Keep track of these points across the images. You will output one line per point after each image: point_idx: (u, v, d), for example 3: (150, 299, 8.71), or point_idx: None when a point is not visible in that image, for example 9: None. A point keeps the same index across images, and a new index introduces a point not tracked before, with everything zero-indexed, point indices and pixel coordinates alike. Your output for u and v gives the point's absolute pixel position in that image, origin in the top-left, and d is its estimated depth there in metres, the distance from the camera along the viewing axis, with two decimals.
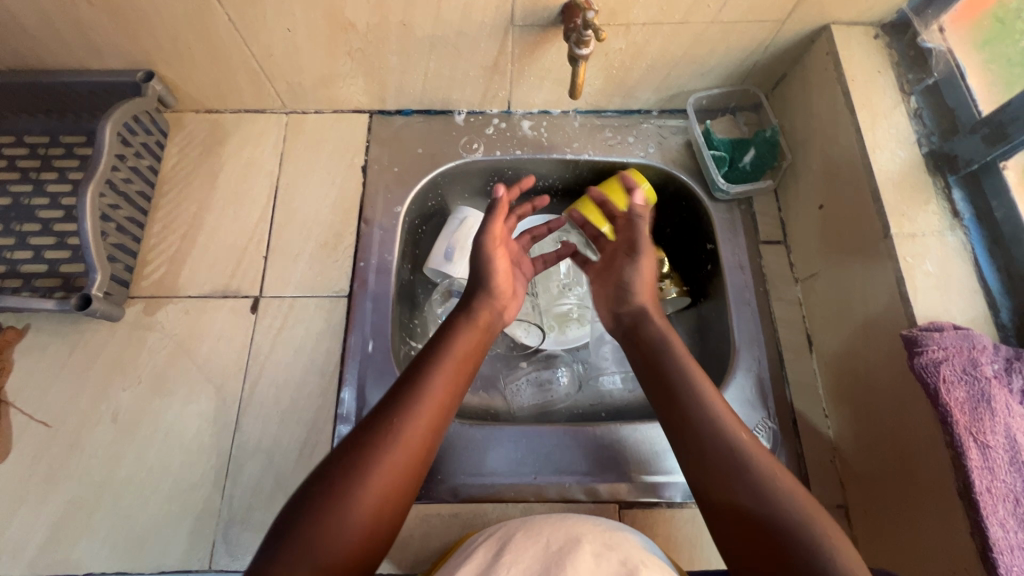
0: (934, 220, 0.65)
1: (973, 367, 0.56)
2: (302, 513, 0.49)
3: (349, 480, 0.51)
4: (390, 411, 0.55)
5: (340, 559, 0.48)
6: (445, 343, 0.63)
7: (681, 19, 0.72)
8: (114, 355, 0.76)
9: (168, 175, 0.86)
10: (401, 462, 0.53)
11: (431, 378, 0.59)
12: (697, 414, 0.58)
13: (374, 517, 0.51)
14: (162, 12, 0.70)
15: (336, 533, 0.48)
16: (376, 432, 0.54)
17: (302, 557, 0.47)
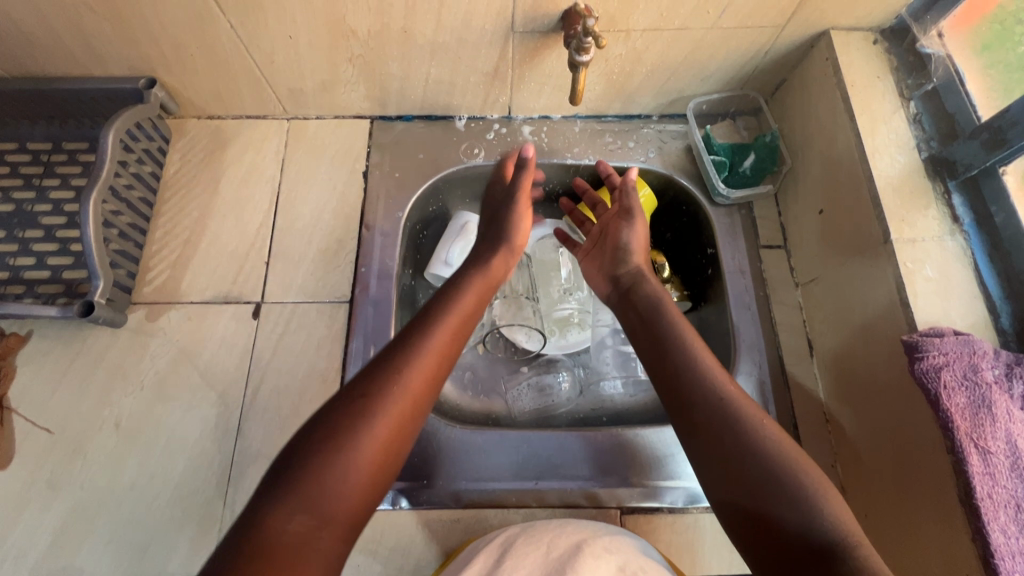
0: (933, 225, 0.65)
1: (973, 372, 0.56)
2: (295, 469, 0.48)
3: (352, 416, 0.51)
4: (387, 365, 0.56)
5: (337, 510, 0.48)
6: (447, 303, 0.65)
7: (681, 25, 0.73)
8: (116, 361, 0.76)
9: (170, 181, 0.87)
10: (398, 415, 0.53)
11: (429, 335, 0.60)
12: (696, 383, 0.59)
13: (371, 470, 0.51)
14: (164, 19, 0.71)
15: (337, 466, 0.49)
16: (374, 385, 0.54)
17: (298, 508, 0.46)
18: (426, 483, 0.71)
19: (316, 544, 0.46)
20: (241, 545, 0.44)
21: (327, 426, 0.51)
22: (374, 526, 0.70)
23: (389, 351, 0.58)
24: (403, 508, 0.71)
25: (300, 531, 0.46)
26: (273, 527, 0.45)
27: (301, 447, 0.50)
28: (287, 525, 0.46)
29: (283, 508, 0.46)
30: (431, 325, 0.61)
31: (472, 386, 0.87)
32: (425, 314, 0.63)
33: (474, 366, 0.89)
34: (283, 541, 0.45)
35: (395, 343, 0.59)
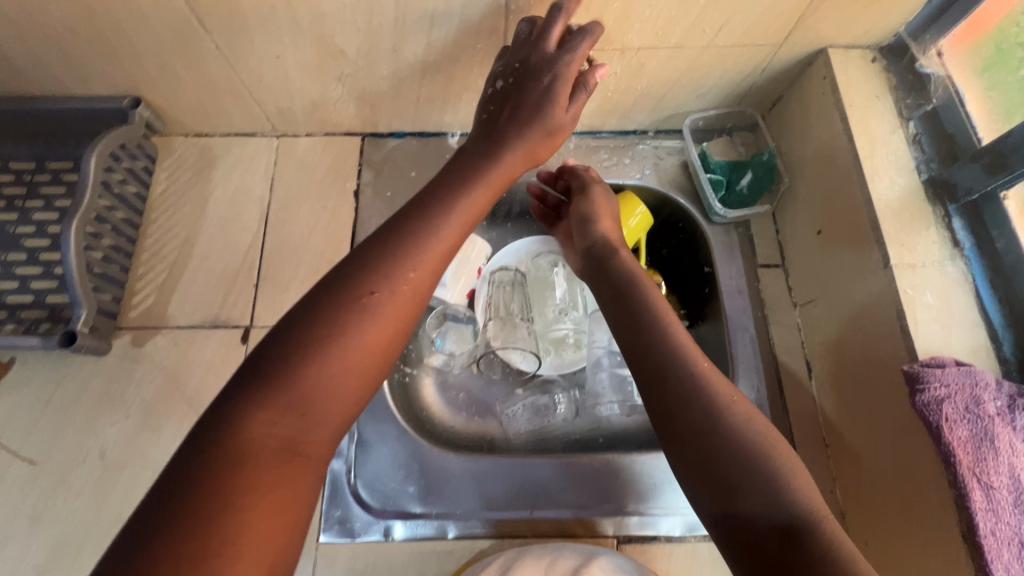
0: (934, 250, 0.64)
1: (976, 405, 0.55)
2: (274, 372, 0.43)
3: (341, 312, 0.46)
4: (382, 258, 0.49)
5: (323, 413, 0.44)
6: (451, 193, 0.57)
7: (676, 44, 0.71)
8: (101, 389, 0.74)
9: (157, 201, 0.85)
10: (394, 317, 0.48)
11: (430, 229, 0.52)
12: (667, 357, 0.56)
13: (360, 377, 0.46)
14: (147, 39, 0.69)
15: (325, 365, 0.44)
16: (369, 282, 0.48)
17: (284, 413, 0.42)
18: (420, 512, 0.70)
19: (302, 450, 0.43)
20: (216, 454, 0.40)
21: (310, 327, 0.45)
22: (367, 557, 0.68)
23: (383, 241, 0.51)
24: (395, 539, 0.69)
25: (284, 436, 0.42)
26: (252, 433, 0.41)
27: (280, 348, 0.44)
28: (269, 429, 0.42)
29: (263, 413, 0.42)
30: (434, 217, 0.54)
31: (467, 407, 0.86)
32: (424, 203, 0.55)
33: (469, 386, 0.87)
34: (265, 450, 0.41)
35: (390, 232, 0.51)
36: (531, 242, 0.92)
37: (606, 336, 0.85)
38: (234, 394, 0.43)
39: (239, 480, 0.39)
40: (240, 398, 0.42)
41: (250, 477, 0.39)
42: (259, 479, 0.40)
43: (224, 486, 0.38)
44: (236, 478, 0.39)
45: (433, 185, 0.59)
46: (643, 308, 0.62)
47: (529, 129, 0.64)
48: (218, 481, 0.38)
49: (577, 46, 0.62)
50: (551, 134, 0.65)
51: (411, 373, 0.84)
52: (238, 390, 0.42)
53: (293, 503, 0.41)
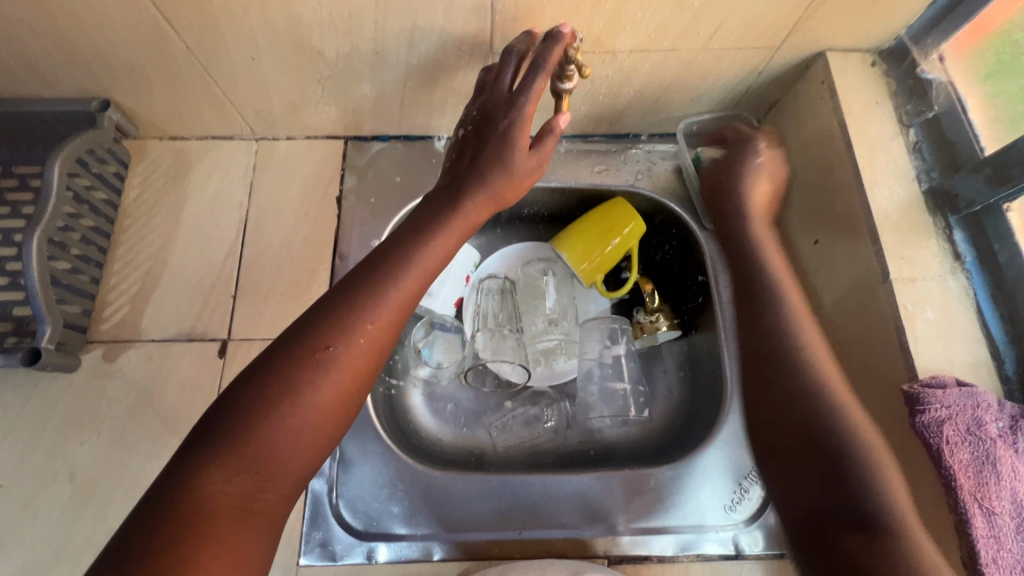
0: (934, 264, 0.62)
1: (977, 427, 0.53)
2: (230, 430, 0.43)
3: (297, 368, 0.46)
4: (340, 312, 0.49)
5: (280, 470, 0.45)
6: (416, 239, 0.56)
7: (670, 46, 0.69)
8: (70, 407, 0.71)
9: (130, 208, 0.81)
10: (350, 373, 0.48)
11: (392, 279, 0.52)
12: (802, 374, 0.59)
13: (315, 434, 0.46)
14: (113, 40, 0.65)
15: (280, 424, 0.44)
16: (326, 336, 0.48)
17: (238, 471, 0.43)
18: (404, 534, 0.68)
19: (258, 507, 0.44)
20: (171, 511, 0.40)
21: (267, 383, 0.45)
22: None
23: (343, 294, 0.51)
24: (379, 561, 0.67)
25: (239, 494, 0.43)
26: (207, 491, 0.42)
27: (237, 403, 0.45)
28: (226, 487, 0.42)
29: (218, 472, 0.42)
30: (397, 266, 0.53)
31: (455, 419, 0.83)
32: (388, 249, 0.55)
33: (457, 397, 0.84)
34: (220, 508, 0.42)
35: (351, 283, 0.51)
36: (524, 247, 0.90)
37: (597, 347, 0.83)
38: (193, 448, 0.43)
39: (193, 539, 0.39)
40: (198, 454, 0.43)
41: (202, 535, 0.40)
42: (213, 538, 0.40)
43: (176, 545, 0.39)
44: (189, 538, 0.39)
45: (399, 229, 0.58)
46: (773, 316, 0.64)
47: (491, 171, 0.61)
48: (174, 538, 0.39)
49: (531, 85, 0.60)
50: (516, 176, 0.62)
51: (397, 385, 0.82)
52: (195, 447, 0.43)
53: (245, 561, 0.42)
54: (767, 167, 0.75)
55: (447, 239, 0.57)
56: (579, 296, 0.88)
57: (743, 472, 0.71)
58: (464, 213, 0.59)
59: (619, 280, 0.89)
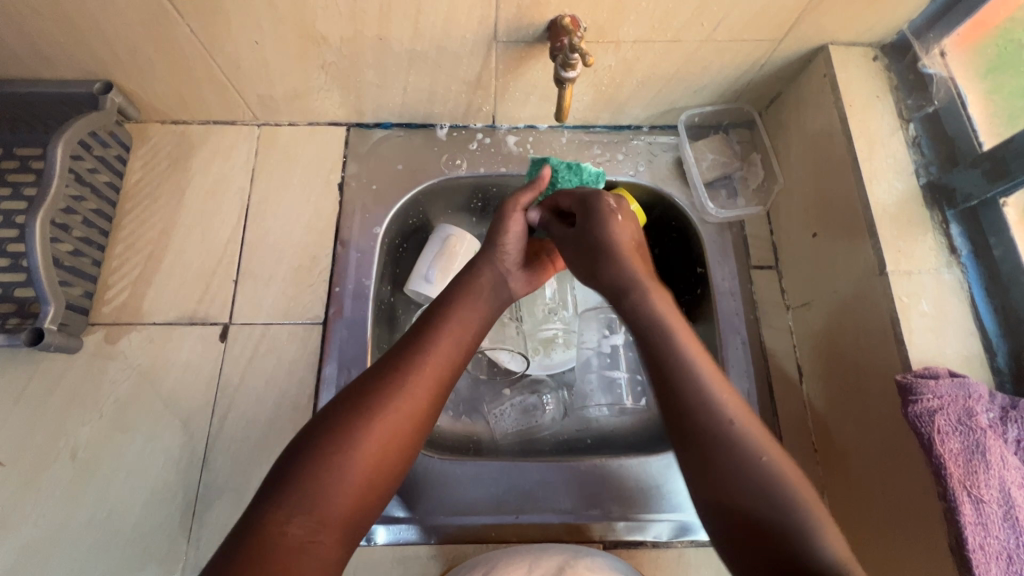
0: (931, 257, 0.63)
1: (968, 416, 0.54)
2: (293, 470, 0.48)
3: (356, 414, 0.51)
4: (393, 364, 0.55)
5: (336, 512, 0.47)
6: (455, 297, 0.62)
7: (674, 38, 0.69)
8: (73, 388, 0.71)
9: (132, 191, 0.81)
10: (398, 420, 0.52)
11: (439, 332, 0.58)
12: (693, 394, 0.52)
13: (370, 476, 0.49)
14: (115, 21, 0.65)
15: (339, 465, 0.48)
16: (380, 384, 0.53)
17: (298, 511, 0.46)
18: (403, 517, 0.68)
19: (312, 550, 0.45)
20: (239, 550, 0.44)
21: (326, 430, 0.50)
22: (349, 561, 0.67)
23: (400, 350, 0.56)
24: (378, 543, 0.68)
25: (297, 534, 0.45)
26: (269, 530, 0.45)
27: (302, 445, 0.49)
28: (288, 526, 0.45)
29: (279, 511, 0.46)
30: (442, 322, 0.59)
31: (454, 406, 0.84)
32: (436, 310, 0.61)
33: (456, 385, 0.85)
34: (280, 545, 0.44)
35: (406, 341, 0.57)
36: None
37: (595, 337, 0.83)
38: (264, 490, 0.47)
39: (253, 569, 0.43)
40: (269, 495, 0.47)
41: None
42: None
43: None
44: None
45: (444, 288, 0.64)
46: (666, 349, 0.55)
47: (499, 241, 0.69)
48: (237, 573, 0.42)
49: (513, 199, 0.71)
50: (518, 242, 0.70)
51: None
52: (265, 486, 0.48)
53: None
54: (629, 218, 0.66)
55: (484, 292, 0.64)
56: (578, 287, 0.89)
57: None
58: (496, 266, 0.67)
59: None
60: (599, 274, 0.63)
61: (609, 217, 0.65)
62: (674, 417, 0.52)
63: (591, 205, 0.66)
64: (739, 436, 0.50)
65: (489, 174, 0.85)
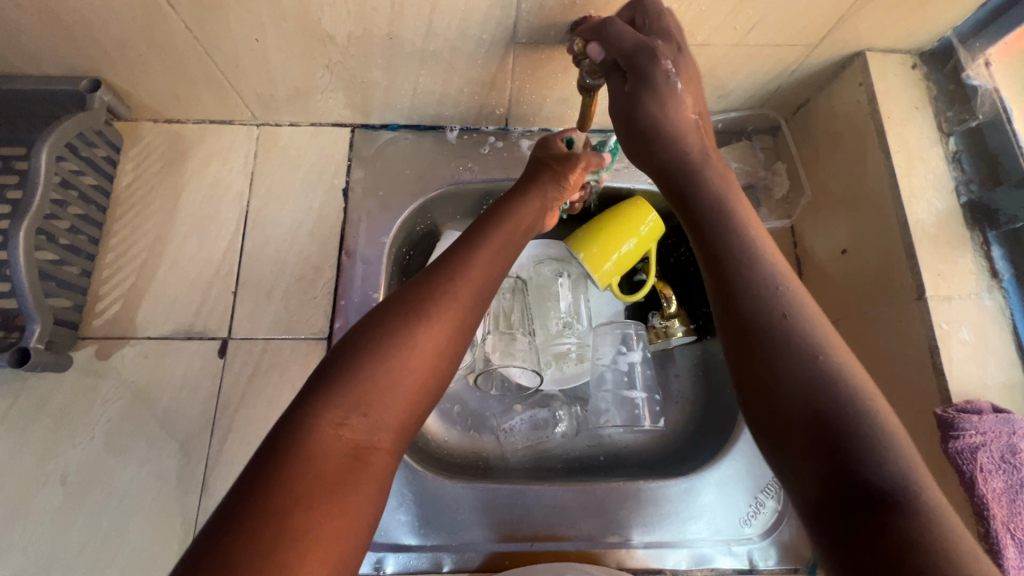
0: (971, 282, 0.60)
1: (1012, 454, 0.52)
2: (342, 372, 0.44)
3: (408, 315, 0.47)
4: (439, 271, 0.51)
5: (388, 415, 0.44)
6: (495, 216, 0.60)
7: (703, 41, 0.65)
8: (63, 406, 0.67)
9: (123, 195, 0.77)
10: (444, 328, 0.48)
11: (482, 246, 0.55)
12: (761, 292, 0.47)
13: (421, 378, 0.46)
14: (103, 15, 0.60)
15: (394, 365, 0.45)
16: (431, 291, 0.49)
17: (350, 413, 0.42)
18: (413, 545, 0.66)
19: (365, 455, 0.42)
20: (287, 454, 0.39)
21: (374, 336, 0.46)
22: None
23: (442, 259, 0.53)
24: (387, 572, 0.65)
25: (350, 438, 0.42)
26: (321, 432, 0.41)
27: (350, 349, 0.46)
28: (340, 430, 0.41)
29: (333, 412, 0.42)
30: (483, 238, 0.56)
31: (462, 421, 0.80)
32: (477, 227, 0.58)
33: (465, 398, 0.81)
34: (334, 451, 0.40)
35: (450, 253, 0.54)
36: (536, 246, 0.86)
37: (610, 353, 0.80)
38: (306, 395, 0.43)
39: (303, 475, 0.38)
40: (313, 396, 0.43)
41: (306, 486, 0.38)
42: (320, 484, 0.38)
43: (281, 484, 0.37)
44: (300, 483, 0.38)
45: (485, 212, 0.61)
46: (731, 241, 0.51)
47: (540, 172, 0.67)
48: (285, 478, 0.38)
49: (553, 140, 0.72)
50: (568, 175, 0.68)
51: None
52: (308, 391, 0.43)
53: (358, 510, 0.39)
54: (691, 93, 0.59)
55: (527, 218, 0.62)
56: (592, 298, 0.86)
57: (758, 486, 0.70)
58: (542, 195, 0.65)
59: (634, 282, 0.86)
60: (658, 159, 0.58)
61: (666, 90, 0.57)
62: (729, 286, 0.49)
63: (647, 72, 0.57)
64: (808, 334, 0.45)
65: (500, 180, 0.80)
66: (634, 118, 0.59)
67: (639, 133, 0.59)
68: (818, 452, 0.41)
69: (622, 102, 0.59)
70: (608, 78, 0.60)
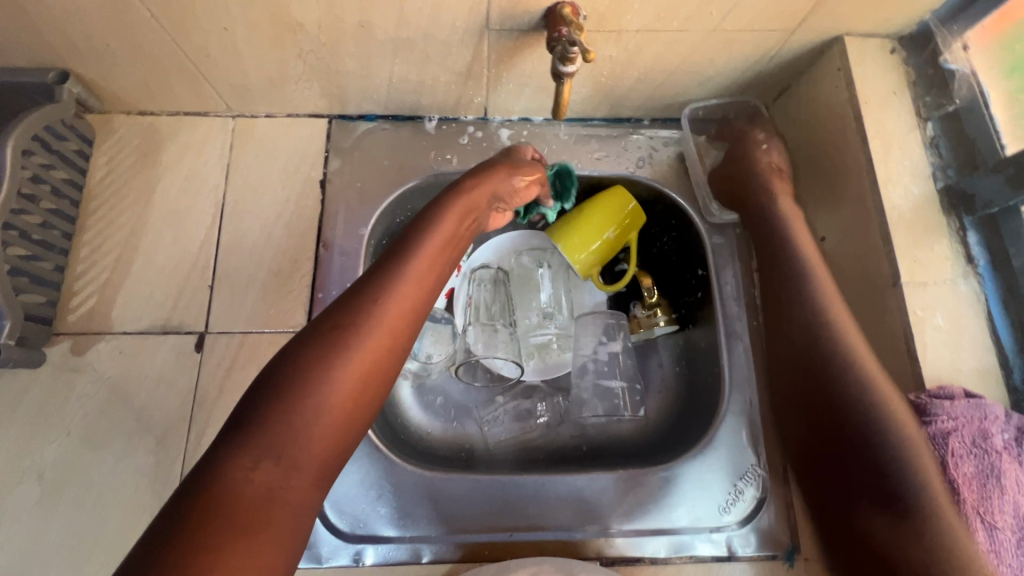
0: (947, 268, 0.60)
1: (983, 439, 0.53)
2: (258, 414, 0.43)
3: (329, 348, 0.47)
4: (364, 294, 0.51)
5: (307, 453, 0.44)
6: (427, 228, 0.58)
7: (679, 26, 0.64)
8: (37, 403, 0.67)
9: (97, 188, 0.76)
10: (369, 357, 0.48)
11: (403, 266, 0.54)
12: (839, 342, 0.59)
13: (342, 412, 0.46)
14: (66, 5, 0.59)
15: (312, 404, 0.45)
16: (349, 319, 0.49)
17: (266, 454, 0.42)
18: (393, 536, 0.66)
19: (282, 496, 0.42)
20: (197, 502, 0.39)
21: (292, 371, 0.46)
22: None
23: (364, 282, 0.52)
24: (367, 563, 0.65)
25: (264, 482, 0.41)
26: (233, 478, 0.41)
27: (267, 390, 0.45)
28: (253, 474, 0.41)
29: (245, 457, 0.41)
30: (408, 255, 0.55)
31: (444, 413, 0.80)
32: (402, 244, 0.57)
33: (447, 390, 0.81)
34: (246, 496, 0.40)
35: (372, 274, 0.53)
36: (517, 236, 0.86)
37: (591, 343, 0.80)
38: (223, 438, 0.43)
39: (217, 521, 0.38)
40: (229, 440, 0.42)
41: (217, 532, 0.38)
42: (231, 532, 0.38)
43: (193, 536, 0.37)
44: (212, 531, 0.38)
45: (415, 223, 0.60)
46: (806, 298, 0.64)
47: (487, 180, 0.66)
48: (197, 523, 0.38)
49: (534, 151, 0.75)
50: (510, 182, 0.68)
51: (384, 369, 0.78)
52: (224, 435, 0.43)
53: (275, 550, 0.40)
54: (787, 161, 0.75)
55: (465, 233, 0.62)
56: (574, 288, 0.85)
57: (738, 473, 0.70)
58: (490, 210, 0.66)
59: (616, 272, 0.86)
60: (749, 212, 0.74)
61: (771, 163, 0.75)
62: (798, 343, 0.63)
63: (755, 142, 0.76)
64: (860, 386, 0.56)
65: None
66: (736, 166, 0.76)
67: (736, 182, 0.75)
68: (864, 478, 0.53)
69: (733, 155, 0.77)
70: (721, 132, 0.79)
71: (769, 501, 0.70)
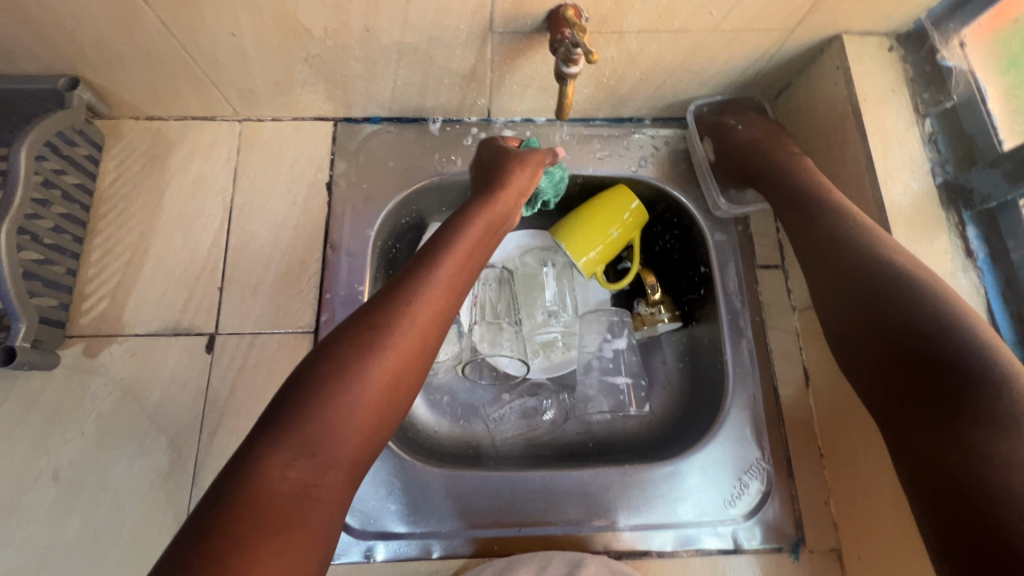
0: (947, 262, 0.61)
1: None
2: (292, 413, 0.45)
3: (361, 350, 0.48)
4: (394, 296, 0.52)
5: (340, 452, 0.45)
6: (451, 232, 0.60)
7: (680, 27, 0.65)
8: (52, 405, 0.68)
9: (107, 192, 0.77)
10: (398, 360, 0.49)
11: (433, 267, 0.55)
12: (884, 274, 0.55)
13: (372, 411, 0.47)
14: (77, 13, 0.60)
15: (345, 405, 0.46)
16: (380, 320, 0.50)
17: (301, 451, 0.43)
18: (403, 532, 0.67)
19: (316, 493, 0.43)
20: (233, 499, 0.40)
21: (325, 373, 0.47)
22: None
23: (393, 284, 0.54)
24: (378, 560, 0.66)
25: (299, 478, 0.43)
26: (268, 475, 0.42)
27: (301, 389, 0.46)
28: (287, 471, 0.42)
29: (281, 454, 0.43)
30: (435, 258, 0.56)
31: (452, 411, 0.81)
32: (429, 247, 0.58)
33: (454, 389, 0.82)
34: (280, 493, 0.41)
35: (403, 277, 0.54)
36: (521, 236, 0.87)
37: (596, 340, 0.81)
38: (258, 433, 0.44)
39: (254, 516, 0.40)
40: (264, 437, 0.44)
41: (255, 528, 0.39)
42: (266, 527, 0.39)
43: (231, 531, 0.38)
44: (249, 526, 0.39)
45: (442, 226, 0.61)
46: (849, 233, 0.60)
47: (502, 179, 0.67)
48: (233, 518, 0.39)
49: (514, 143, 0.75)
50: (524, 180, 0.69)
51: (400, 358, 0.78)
52: (259, 432, 0.44)
53: (309, 547, 0.41)
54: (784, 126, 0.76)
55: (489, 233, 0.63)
56: (578, 287, 0.86)
57: (743, 467, 0.71)
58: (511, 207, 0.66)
59: (619, 270, 0.87)
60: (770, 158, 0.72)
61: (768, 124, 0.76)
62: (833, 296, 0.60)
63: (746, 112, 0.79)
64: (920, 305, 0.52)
65: None
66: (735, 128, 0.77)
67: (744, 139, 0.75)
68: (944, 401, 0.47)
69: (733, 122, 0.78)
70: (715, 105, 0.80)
71: (774, 494, 0.71)
